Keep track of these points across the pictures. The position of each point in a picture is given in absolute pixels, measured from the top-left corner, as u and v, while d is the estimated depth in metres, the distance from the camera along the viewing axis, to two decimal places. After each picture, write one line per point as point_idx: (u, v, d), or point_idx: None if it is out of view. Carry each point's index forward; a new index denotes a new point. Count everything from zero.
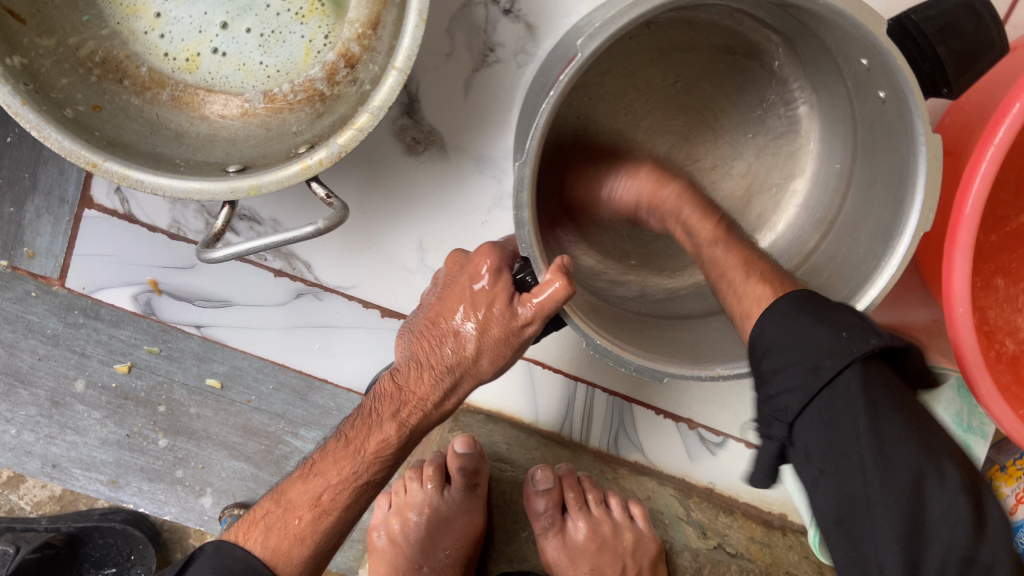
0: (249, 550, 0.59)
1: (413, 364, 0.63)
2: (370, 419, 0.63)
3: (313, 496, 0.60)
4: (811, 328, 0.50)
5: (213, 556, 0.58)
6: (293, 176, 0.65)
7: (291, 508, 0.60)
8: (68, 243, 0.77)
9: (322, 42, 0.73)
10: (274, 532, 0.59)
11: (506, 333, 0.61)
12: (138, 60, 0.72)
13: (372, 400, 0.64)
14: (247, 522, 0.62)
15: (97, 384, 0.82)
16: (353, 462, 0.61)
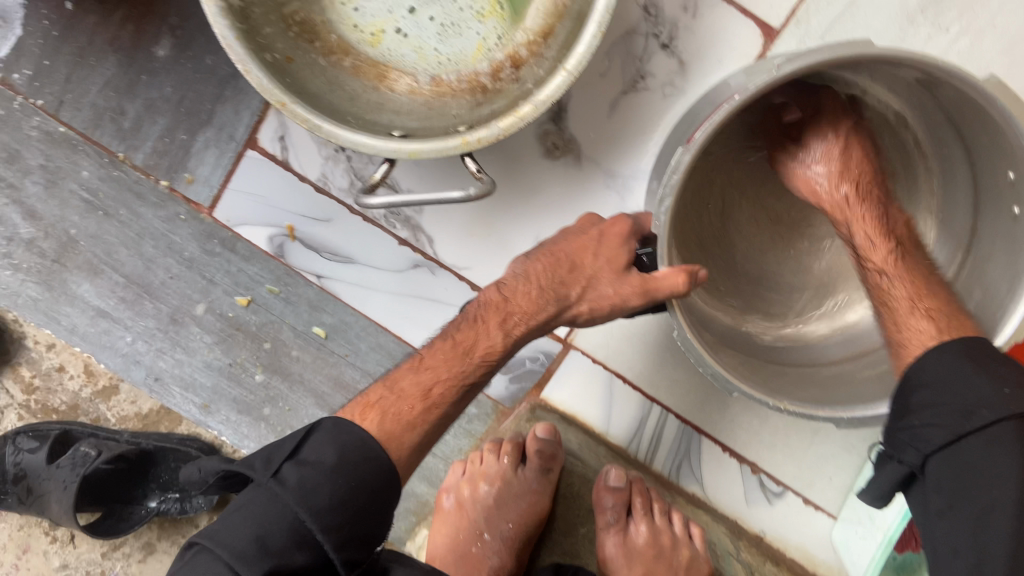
0: (363, 427, 0.58)
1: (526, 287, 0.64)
2: (479, 326, 0.64)
3: (426, 386, 0.62)
4: (968, 378, 0.57)
5: (332, 430, 0.57)
6: (452, 148, 0.72)
7: (402, 394, 0.61)
8: (225, 177, 0.85)
9: (495, 41, 0.79)
10: (386, 414, 0.60)
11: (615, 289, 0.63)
12: (331, 27, 0.80)
13: (478, 311, 0.65)
14: (359, 403, 0.61)
15: (216, 311, 0.89)
16: (461, 362, 0.62)
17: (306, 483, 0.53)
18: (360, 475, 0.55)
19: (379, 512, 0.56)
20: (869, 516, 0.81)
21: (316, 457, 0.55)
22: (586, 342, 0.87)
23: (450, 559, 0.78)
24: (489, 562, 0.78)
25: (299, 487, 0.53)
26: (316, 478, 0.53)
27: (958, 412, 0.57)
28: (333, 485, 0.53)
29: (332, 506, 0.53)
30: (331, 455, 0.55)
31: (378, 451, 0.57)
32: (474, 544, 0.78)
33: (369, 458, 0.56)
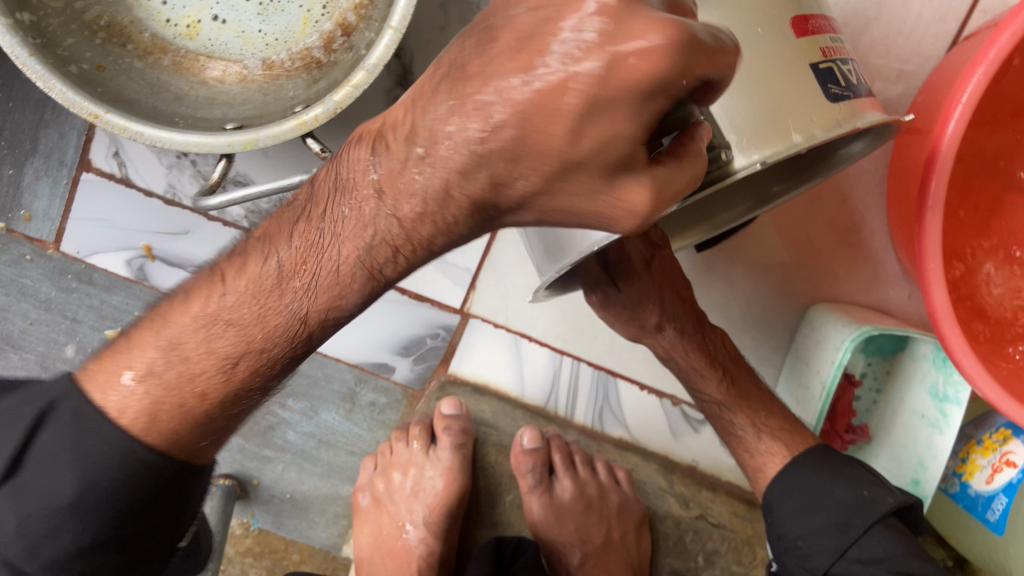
0: (114, 426, 0.49)
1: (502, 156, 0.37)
2: (335, 256, 0.45)
3: (222, 362, 0.50)
4: (828, 480, 0.68)
5: (71, 427, 0.49)
6: (289, 132, 0.66)
7: (180, 371, 0.50)
8: (64, 207, 0.79)
9: (320, 12, 0.75)
10: (161, 408, 0.50)
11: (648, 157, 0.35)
12: (141, 25, 0.74)
13: (342, 202, 0.43)
14: (108, 362, 0.52)
15: (87, 349, 0.83)
16: (284, 318, 0.48)
17: (29, 526, 0.49)
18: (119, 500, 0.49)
19: (173, 514, 0.53)
20: None
21: (53, 488, 0.49)
22: (483, 308, 0.83)
23: (378, 556, 0.76)
24: (416, 551, 0.76)
25: (22, 531, 0.49)
26: (39, 521, 0.49)
27: (811, 502, 0.68)
28: (76, 517, 0.49)
29: (76, 546, 0.50)
30: (65, 488, 0.49)
31: (139, 459, 0.49)
32: (399, 536, 0.76)
33: (124, 474, 0.49)
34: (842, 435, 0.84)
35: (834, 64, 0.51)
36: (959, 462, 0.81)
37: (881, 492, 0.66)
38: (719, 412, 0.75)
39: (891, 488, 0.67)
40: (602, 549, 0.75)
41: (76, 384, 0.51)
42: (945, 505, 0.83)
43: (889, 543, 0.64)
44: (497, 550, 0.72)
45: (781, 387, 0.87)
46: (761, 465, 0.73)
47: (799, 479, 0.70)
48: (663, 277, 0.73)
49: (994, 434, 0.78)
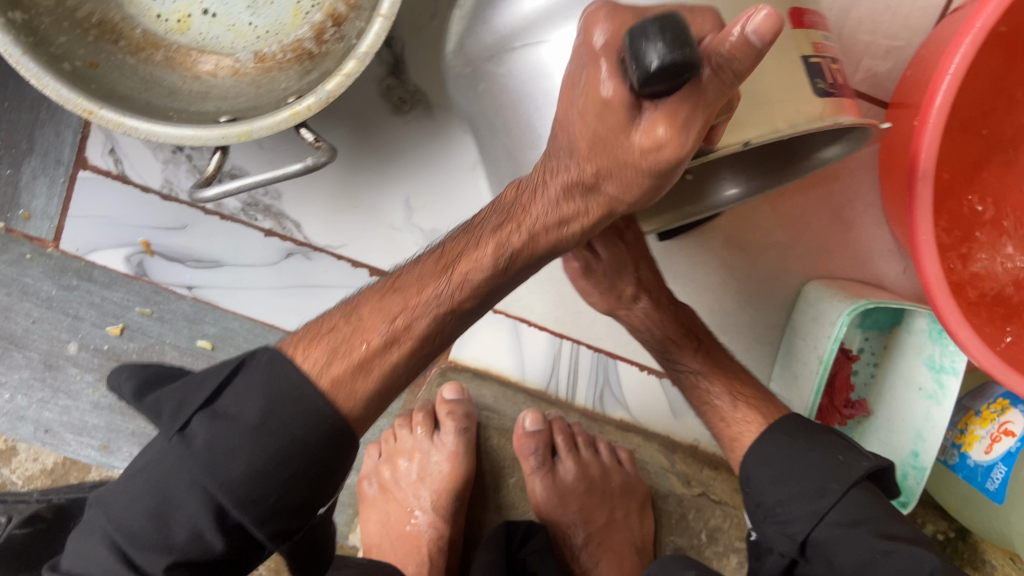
0: (301, 364, 0.50)
1: (597, 76, 0.42)
2: (528, 221, 0.51)
3: (387, 317, 0.52)
4: (805, 443, 0.67)
5: (266, 368, 0.50)
6: (283, 122, 0.67)
7: (360, 329, 0.52)
8: (63, 205, 0.80)
9: (309, 4, 0.76)
10: (338, 355, 0.51)
11: (635, 96, 0.41)
12: (133, 22, 0.75)
13: (527, 184, 0.51)
14: (305, 337, 0.52)
15: (90, 347, 0.84)
16: (441, 281, 0.52)
17: (216, 443, 0.48)
18: (303, 449, 0.48)
19: (328, 478, 0.50)
20: (789, 398, 0.84)
21: (238, 410, 0.49)
22: None
23: (388, 542, 0.77)
24: (425, 535, 0.76)
25: (207, 448, 0.48)
26: (226, 442, 0.48)
27: (787, 466, 0.66)
28: (249, 454, 0.48)
29: (248, 477, 0.48)
30: (254, 409, 0.49)
31: (322, 403, 0.49)
32: (408, 521, 0.76)
33: (307, 411, 0.49)
34: (842, 410, 0.84)
35: (824, 61, 0.53)
36: (958, 433, 0.81)
37: (856, 456, 0.65)
38: (695, 382, 0.75)
39: (867, 453, 0.65)
40: (605, 530, 0.75)
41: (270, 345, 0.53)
42: (945, 475, 0.84)
43: (867, 504, 0.62)
44: (506, 534, 0.73)
45: (776, 379, 0.88)
46: (737, 434, 0.72)
47: (776, 447, 0.68)
48: (640, 248, 0.73)
49: (991, 404, 0.79)
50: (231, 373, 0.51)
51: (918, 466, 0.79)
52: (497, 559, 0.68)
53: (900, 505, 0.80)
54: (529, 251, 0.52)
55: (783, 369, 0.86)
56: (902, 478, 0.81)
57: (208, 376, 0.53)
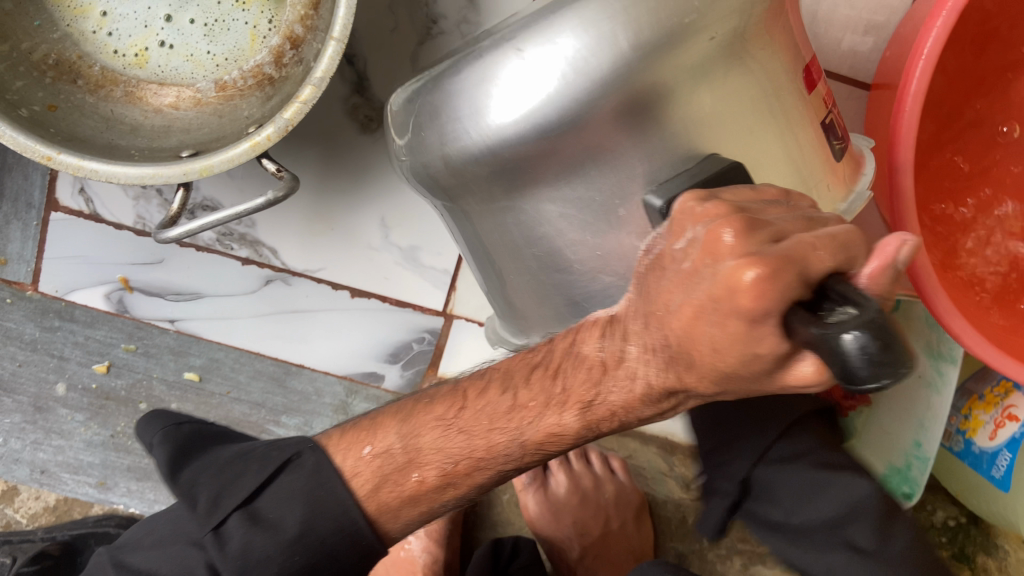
0: (348, 487, 0.52)
1: (745, 327, 0.33)
2: (610, 404, 0.43)
3: (445, 460, 0.49)
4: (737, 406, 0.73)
5: (309, 475, 0.53)
6: (243, 154, 0.65)
7: (416, 460, 0.50)
8: (38, 248, 0.79)
9: (266, 26, 0.75)
10: (387, 483, 0.51)
11: (794, 347, 0.32)
12: (90, 59, 0.74)
13: (631, 360, 0.40)
14: (353, 435, 0.54)
15: (78, 386, 0.83)
16: (507, 441, 0.47)
17: (250, 550, 0.53)
18: (330, 554, 0.53)
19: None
20: None
21: (276, 516, 0.54)
22: (466, 308, 0.82)
23: (383, 567, 0.79)
24: (420, 560, 0.76)
25: (242, 554, 0.53)
26: (259, 553, 0.53)
27: (742, 420, 0.73)
28: (280, 560, 0.53)
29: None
30: (292, 522, 0.53)
31: (361, 526, 0.52)
32: (403, 547, 0.77)
33: (344, 530, 0.52)
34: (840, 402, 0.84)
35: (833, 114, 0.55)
36: (962, 419, 0.79)
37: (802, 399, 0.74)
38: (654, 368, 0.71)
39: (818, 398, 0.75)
40: (600, 540, 0.77)
41: (316, 439, 0.55)
42: (949, 463, 0.81)
43: (804, 439, 0.71)
44: (495, 549, 0.75)
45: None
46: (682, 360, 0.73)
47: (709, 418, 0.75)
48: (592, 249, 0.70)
49: (995, 387, 0.77)
50: (272, 473, 0.55)
51: (924, 457, 0.76)
52: None
53: (904, 497, 0.78)
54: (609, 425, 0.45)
55: None
56: (907, 469, 0.78)
57: (248, 466, 0.57)
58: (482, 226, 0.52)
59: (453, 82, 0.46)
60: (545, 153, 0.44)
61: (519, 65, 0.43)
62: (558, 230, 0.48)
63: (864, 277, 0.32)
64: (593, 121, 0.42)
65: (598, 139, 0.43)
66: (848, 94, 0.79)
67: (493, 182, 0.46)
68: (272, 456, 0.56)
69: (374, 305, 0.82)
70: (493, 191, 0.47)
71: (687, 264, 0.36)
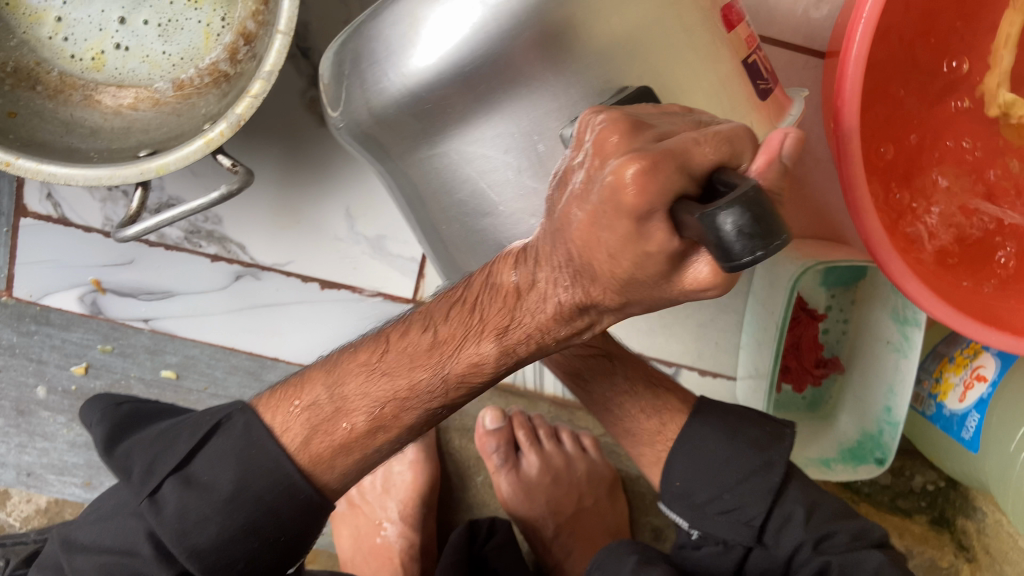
0: (280, 443, 0.53)
1: (634, 225, 0.34)
2: (529, 326, 0.44)
3: (372, 404, 0.51)
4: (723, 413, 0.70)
5: (240, 434, 0.54)
6: (197, 151, 0.66)
7: (344, 408, 0.52)
8: (10, 254, 0.80)
9: (220, 24, 0.76)
10: (318, 434, 0.53)
11: (684, 242, 0.34)
12: (48, 65, 0.75)
13: (540, 280, 0.42)
14: (285, 394, 0.55)
15: (58, 388, 0.85)
16: (431, 376, 0.49)
17: (186, 512, 0.54)
18: (266, 509, 0.53)
19: (295, 547, 0.54)
20: (755, 368, 0.80)
21: (211, 477, 0.54)
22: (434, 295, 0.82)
23: (360, 556, 0.78)
24: (397, 545, 0.77)
25: (179, 516, 0.54)
26: (194, 511, 0.53)
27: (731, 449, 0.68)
28: (219, 519, 0.53)
29: (217, 543, 0.53)
30: (225, 481, 0.53)
31: (295, 480, 0.53)
32: (378, 534, 0.77)
33: (278, 486, 0.53)
34: (813, 371, 0.83)
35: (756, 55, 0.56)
36: (933, 382, 0.79)
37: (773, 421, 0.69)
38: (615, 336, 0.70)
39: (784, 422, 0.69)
40: (575, 517, 0.78)
41: (246, 403, 0.57)
42: (923, 426, 0.81)
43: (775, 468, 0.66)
44: (471, 531, 0.76)
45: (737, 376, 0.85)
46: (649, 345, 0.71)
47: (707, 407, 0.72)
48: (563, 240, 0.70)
49: (964, 349, 0.76)
50: (205, 436, 0.56)
51: (891, 423, 0.77)
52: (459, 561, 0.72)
53: (876, 463, 0.79)
54: (535, 348, 0.46)
55: (750, 336, 0.82)
56: (878, 435, 0.79)
57: (181, 433, 0.58)
58: (412, 172, 0.54)
59: (382, 20, 0.47)
60: (463, 87, 0.47)
61: (444, 10, 0.45)
62: (484, 169, 0.50)
63: (753, 171, 0.35)
64: (511, 51, 0.45)
65: (521, 72, 0.46)
66: (804, 64, 0.79)
67: (416, 119, 0.49)
68: (204, 421, 0.57)
69: (344, 295, 0.83)
70: (421, 131, 0.50)
71: (581, 175, 0.38)
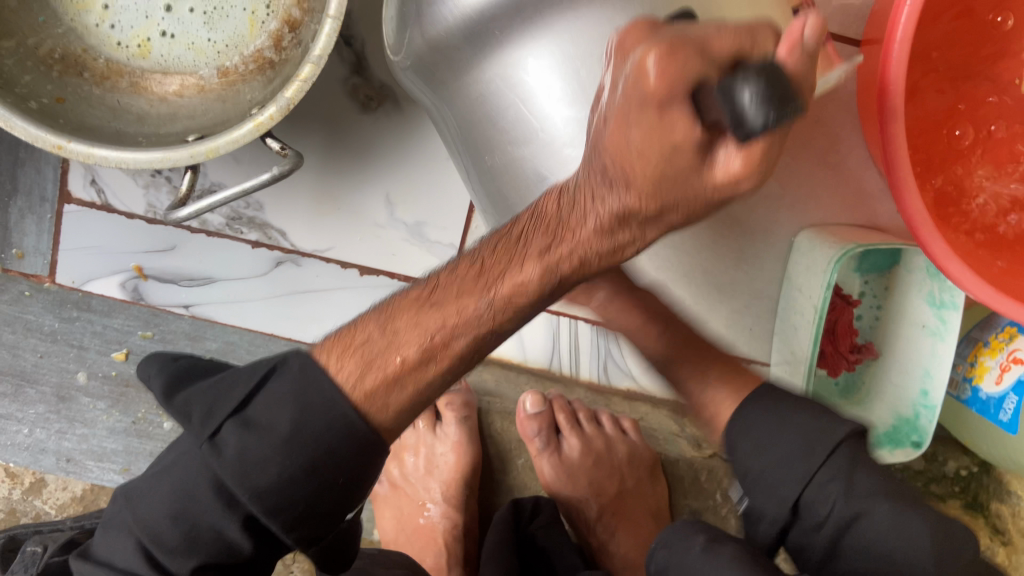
0: (336, 380, 0.46)
1: (660, 114, 0.41)
2: (575, 243, 0.46)
3: (425, 335, 0.47)
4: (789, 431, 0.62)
5: (299, 373, 0.47)
6: (247, 134, 0.67)
7: (395, 343, 0.47)
8: (53, 240, 0.81)
9: (265, 12, 0.77)
10: (370, 371, 0.46)
11: (706, 131, 0.41)
12: (95, 52, 0.76)
13: (580, 208, 0.46)
14: (341, 340, 0.49)
15: (99, 374, 0.86)
16: (478, 302, 0.47)
17: (245, 456, 0.46)
18: (329, 449, 0.46)
19: (355, 491, 0.47)
20: (791, 351, 0.80)
21: (269, 418, 0.46)
22: None
23: (404, 537, 0.81)
24: (440, 527, 0.80)
25: (237, 461, 0.46)
26: (255, 453, 0.46)
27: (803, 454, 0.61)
28: (282, 461, 0.45)
29: (281, 484, 0.46)
30: (284, 421, 0.46)
31: (354, 419, 0.45)
32: (421, 515, 0.80)
33: (338, 424, 0.45)
34: (847, 356, 0.84)
35: None
36: (969, 366, 0.79)
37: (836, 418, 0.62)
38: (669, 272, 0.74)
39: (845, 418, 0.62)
40: (616, 499, 0.80)
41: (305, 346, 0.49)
42: (961, 410, 0.82)
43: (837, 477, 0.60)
44: (515, 510, 0.78)
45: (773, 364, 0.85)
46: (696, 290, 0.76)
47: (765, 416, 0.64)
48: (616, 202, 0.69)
49: (1000, 334, 0.77)
50: (264, 379, 0.48)
51: (928, 406, 0.77)
52: (502, 540, 0.74)
53: (914, 446, 0.79)
54: (578, 274, 0.47)
55: (784, 322, 0.82)
56: (914, 418, 0.79)
57: (239, 378, 0.50)
58: (456, 100, 0.58)
59: None
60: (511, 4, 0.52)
61: None
62: (525, 93, 0.55)
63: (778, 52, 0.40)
64: None
65: None
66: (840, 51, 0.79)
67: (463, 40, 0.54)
68: (262, 364, 0.49)
69: (383, 282, 0.83)
70: (465, 52, 0.55)
71: (609, 78, 0.45)
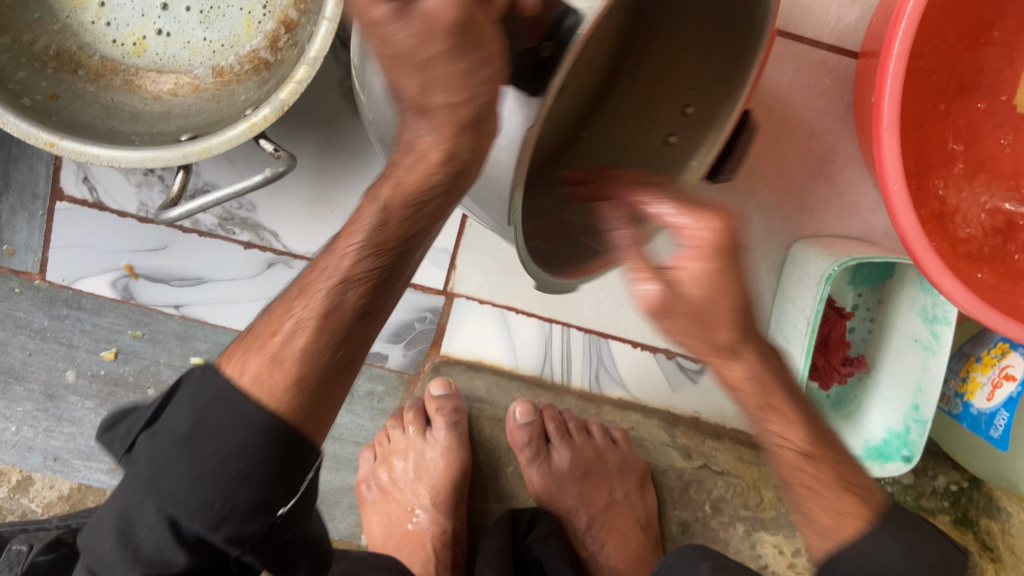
0: (235, 382, 0.46)
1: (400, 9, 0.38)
2: (398, 180, 0.44)
3: (305, 307, 0.46)
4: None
5: (195, 376, 0.47)
6: (240, 135, 0.66)
7: (274, 324, 0.47)
8: (45, 237, 0.81)
9: (261, 12, 0.76)
10: (248, 353, 0.47)
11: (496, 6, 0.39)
12: (90, 50, 0.75)
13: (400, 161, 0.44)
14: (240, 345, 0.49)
15: (87, 373, 0.85)
16: (333, 261, 0.46)
17: (153, 462, 0.45)
18: (228, 443, 0.44)
19: (285, 483, 0.46)
20: (783, 363, 0.78)
21: (172, 421, 0.46)
22: (466, 286, 0.80)
23: (392, 542, 0.80)
24: (429, 532, 0.80)
25: (146, 467, 0.45)
26: (160, 455, 0.45)
27: None
28: (183, 461, 0.44)
29: (187, 486, 0.44)
30: (184, 419, 0.45)
31: (256, 410, 0.44)
32: (410, 521, 0.80)
33: (241, 419, 0.44)
34: (839, 368, 0.82)
35: None
36: (960, 381, 0.79)
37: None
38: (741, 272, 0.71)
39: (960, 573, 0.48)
40: (606, 510, 0.79)
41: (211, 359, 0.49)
42: (951, 426, 0.82)
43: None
44: (511, 523, 0.77)
45: None
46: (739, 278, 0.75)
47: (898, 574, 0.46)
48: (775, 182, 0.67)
49: (992, 349, 0.76)
50: (171, 391, 0.48)
51: (922, 420, 0.77)
52: (504, 546, 0.73)
53: (903, 461, 0.79)
54: (411, 214, 0.45)
55: (777, 333, 0.81)
56: (907, 432, 0.78)
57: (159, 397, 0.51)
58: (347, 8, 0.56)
59: None
60: None
61: None
62: None
63: None
64: None
65: None
66: (836, 64, 0.79)
67: None
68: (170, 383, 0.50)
69: None
70: None
71: None
